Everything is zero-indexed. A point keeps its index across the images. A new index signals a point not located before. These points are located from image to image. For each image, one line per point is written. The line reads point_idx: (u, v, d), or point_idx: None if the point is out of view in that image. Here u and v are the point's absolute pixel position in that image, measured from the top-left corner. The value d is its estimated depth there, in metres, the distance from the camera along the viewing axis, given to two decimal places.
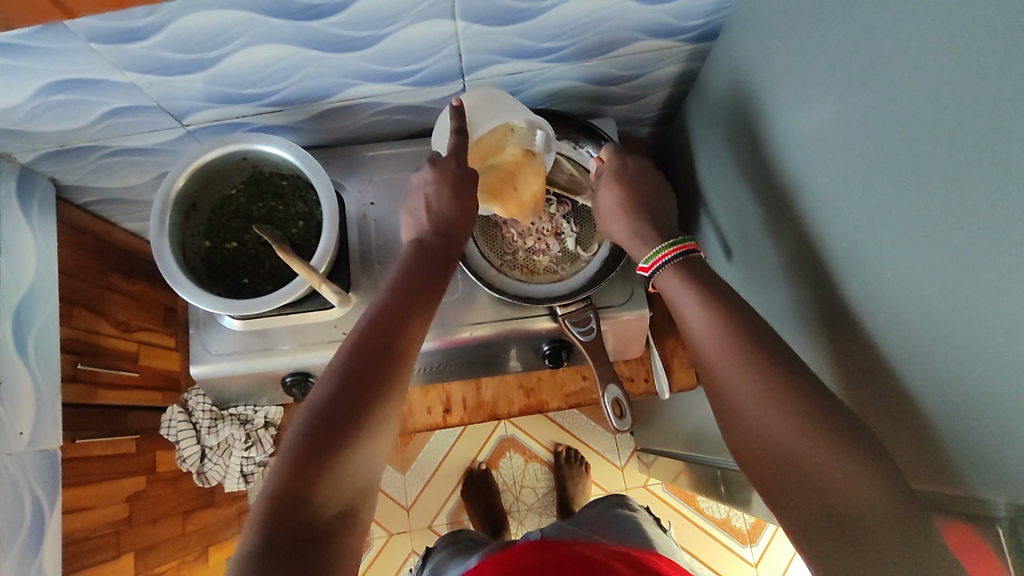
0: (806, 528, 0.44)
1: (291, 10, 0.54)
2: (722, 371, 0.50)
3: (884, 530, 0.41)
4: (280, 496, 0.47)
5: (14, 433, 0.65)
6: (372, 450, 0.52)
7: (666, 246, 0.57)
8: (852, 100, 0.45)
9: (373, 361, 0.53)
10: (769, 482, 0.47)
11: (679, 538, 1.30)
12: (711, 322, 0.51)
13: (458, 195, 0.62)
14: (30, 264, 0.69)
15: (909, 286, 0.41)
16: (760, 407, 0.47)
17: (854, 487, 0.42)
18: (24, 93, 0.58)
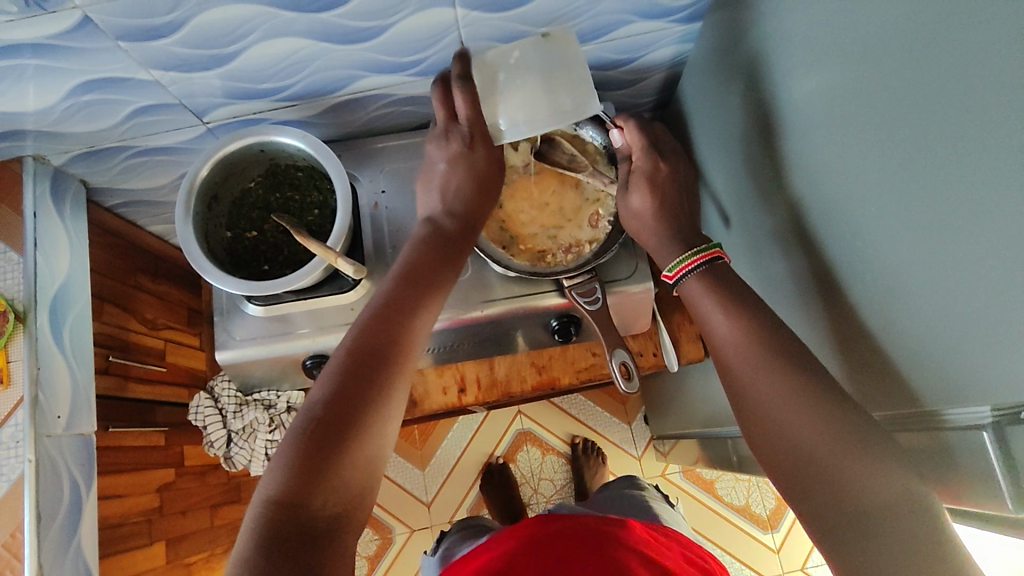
0: (828, 525, 0.44)
1: (301, 3, 0.57)
2: (746, 376, 0.51)
3: (901, 516, 0.41)
4: (284, 494, 0.45)
5: (53, 416, 0.68)
6: (378, 444, 0.51)
7: (689, 256, 0.59)
8: (828, 53, 0.47)
9: (380, 353, 0.53)
10: (791, 481, 0.47)
11: (686, 514, 1.30)
12: (728, 326, 0.53)
13: (480, 185, 0.67)
14: (65, 259, 0.73)
15: (887, 220, 0.43)
16: (783, 405, 0.48)
17: (873, 478, 0.43)
18: (57, 93, 0.62)
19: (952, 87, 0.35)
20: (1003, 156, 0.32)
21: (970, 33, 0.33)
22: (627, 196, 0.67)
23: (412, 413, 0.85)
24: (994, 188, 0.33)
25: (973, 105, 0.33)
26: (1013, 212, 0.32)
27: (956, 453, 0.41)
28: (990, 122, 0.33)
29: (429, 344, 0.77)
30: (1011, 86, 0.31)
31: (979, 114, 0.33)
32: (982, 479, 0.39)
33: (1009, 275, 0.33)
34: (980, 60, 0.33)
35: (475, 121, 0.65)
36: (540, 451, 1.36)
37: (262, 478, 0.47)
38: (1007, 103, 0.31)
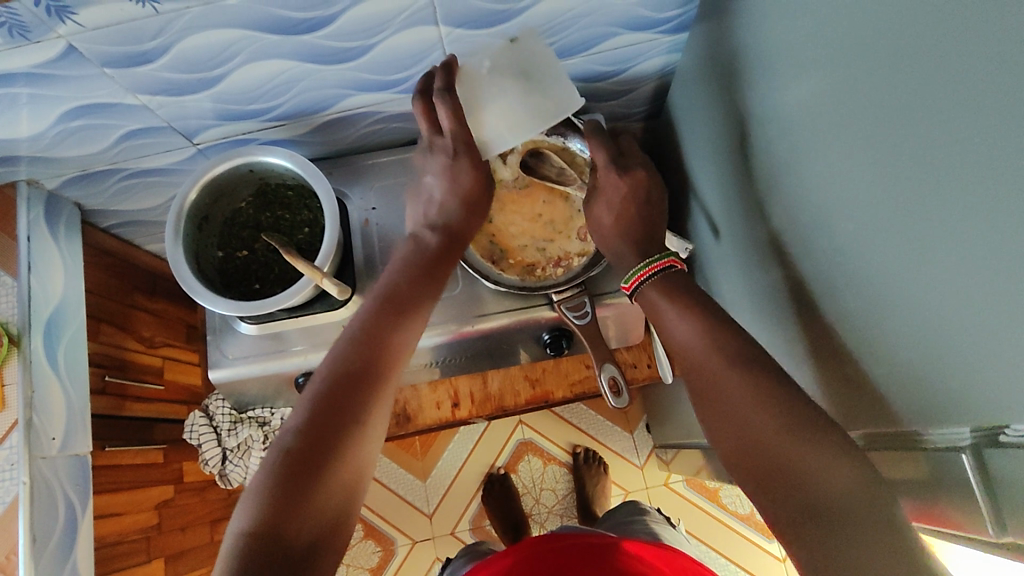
0: (791, 521, 0.43)
1: (283, 26, 0.58)
2: (708, 375, 0.50)
3: (855, 512, 0.41)
4: (259, 522, 0.45)
5: (48, 438, 0.69)
6: (360, 465, 0.51)
7: (642, 266, 0.58)
8: (807, 67, 0.46)
9: (358, 376, 0.53)
10: (753, 480, 0.46)
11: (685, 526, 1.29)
12: (687, 329, 0.52)
13: (469, 205, 0.67)
14: (59, 281, 0.73)
15: (866, 235, 0.42)
16: (745, 402, 0.47)
17: (835, 473, 0.42)
18: (47, 119, 0.63)
19: (923, 102, 0.34)
20: (972, 174, 0.32)
21: (937, 49, 0.33)
22: (591, 209, 0.66)
23: (406, 428, 0.85)
24: (963, 205, 0.33)
25: (940, 123, 0.33)
26: (983, 231, 0.32)
27: (940, 474, 0.40)
28: (956, 139, 0.32)
29: (434, 357, 0.78)
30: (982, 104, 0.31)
31: (948, 131, 0.33)
32: (964, 500, 0.39)
33: (981, 295, 0.33)
34: (946, 77, 0.32)
35: (459, 133, 0.65)
36: (541, 461, 1.35)
37: (239, 506, 0.47)
38: (974, 121, 0.31)
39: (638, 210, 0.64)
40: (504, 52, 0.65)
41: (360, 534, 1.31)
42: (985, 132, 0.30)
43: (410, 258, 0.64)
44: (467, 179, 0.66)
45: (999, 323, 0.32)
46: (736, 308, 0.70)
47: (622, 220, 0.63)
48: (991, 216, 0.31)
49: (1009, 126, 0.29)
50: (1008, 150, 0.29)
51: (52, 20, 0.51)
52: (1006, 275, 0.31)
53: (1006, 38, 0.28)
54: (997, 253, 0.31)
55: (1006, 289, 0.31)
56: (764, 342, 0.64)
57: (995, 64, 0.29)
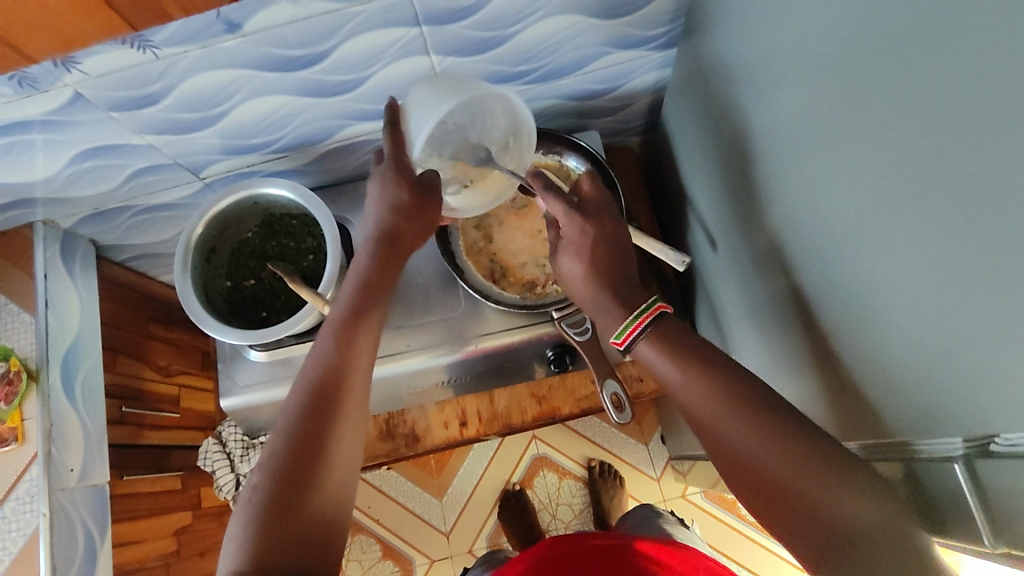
0: (817, 551, 0.42)
1: (280, 63, 0.59)
2: (705, 414, 0.49)
3: (868, 532, 0.41)
4: (245, 561, 0.44)
5: (67, 469, 0.71)
6: (338, 484, 0.51)
7: (632, 320, 0.54)
8: (798, 79, 0.47)
9: (323, 404, 0.53)
10: (769, 514, 0.45)
11: (703, 533, 1.28)
12: (678, 364, 0.51)
13: (411, 211, 0.62)
14: (75, 316, 0.76)
15: (862, 244, 0.42)
16: (746, 437, 0.46)
17: (847, 500, 0.42)
18: (60, 162, 0.66)
19: (913, 111, 0.35)
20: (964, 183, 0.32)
21: (926, 59, 0.33)
22: (561, 259, 0.62)
23: (415, 448, 0.86)
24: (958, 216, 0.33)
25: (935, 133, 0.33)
26: (978, 240, 0.32)
27: (935, 484, 0.40)
28: (945, 147, 0.33)
29: (445, 376, 0.79)
30: (965, 113, 0.31)
31: (937, 139, 0.33)
32: (959, 512, 0.38)
33: (974, 302, 0.33)
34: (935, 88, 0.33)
35: (395, 152, 0.63)
36: (556, 475, 1.35)
37: (223, 551, 0.46)
38: (962, 129, 0.31)
39: (612, 259, 0.59)
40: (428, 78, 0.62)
41: (377, 554, 1.31)
42: (973, 138, 0.31)
43: (353, 276, 0.62)
44: (404, 195, 0.62)
45: (995, 332, 0.32)
46: (737, 319, 0.70)
47: (593, 270, 0.59)
48: (983, 222, 0.31)
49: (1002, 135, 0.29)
50: (997, 157, 0.30)
51: (59, 70, 0.53)
52: (998, 280, 0.31)
53: (993, 48, 0.29)
54: (989, 257, 0.31)
55: (999, 294, 0.31)
56: (766, 352, 0.64)
57: (981, 72, 0.30)
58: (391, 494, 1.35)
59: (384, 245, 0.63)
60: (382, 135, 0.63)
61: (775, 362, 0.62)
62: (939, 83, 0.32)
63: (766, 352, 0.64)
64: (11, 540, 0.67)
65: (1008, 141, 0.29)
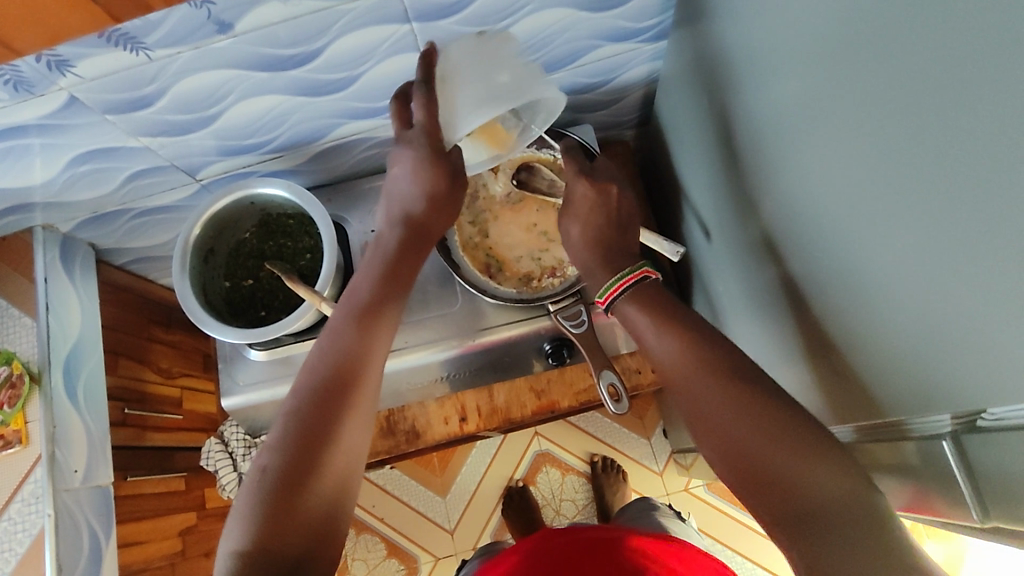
0: (787, 527, 0.41)
1: (273, 62, 0.60)
2: (688, 383, 0.48)
3: (836, 509, 0.40)
4: (251, 537, 0.46)
5: (70, 470, 0.71)
6: (349, 465, 0.51)
7: (617, 279, 0.56)
8: (785, 66, 0.47)
9: (332, 391, 0.53)
10: (750, 490, 0.44)
11: (697, 522, 1.28)
12: (665, 336, 0.51)
13: (436, 203, 0.64)
14: (76, 318, 0.76)
15: (850, 227, 0.43)
16: (732, 408, 0.45)
17: (819, 476, 0.41)
18: (57, 166, 0.66)
19: (895, 91, 0.35)
20: (946, 164, 0.32)
21: (905, 41, 0.34)
22: (564, 222, 0.65)
23: (415, 444, 0.86)
24: (942, 196, 0.33)
25: (917, 114, 0.33)
26: (960, 219, 0.32)
27: (926, 462, 0.41)
28: (925, 125, 0.33)
29: (443, 372, 0.79)
30: (944, 94, 0.31)
31: (918, 119, 0.34)
32: (952, 489, 0.39)
33: (959, 279, 0.33)
34: (916, 69, 0.33)
35: (428, 127, 0.61)
36: (559, 471, 1.35)
37: (228, 530, 0.47)
38: (942, 107, 0.32)
39: (612, 221, 0.62)
40: (468, 48, 0.57)
41: (382, 553, 1.31)
42: (950, 116, 0.31)
43: (375, 265, 0.63)
44: (441, 185, 0.62)
45: (978, 309, 0.32)
46: (733, 308, 0.70)
47: (591, 232, 0.62)
48: (963, 199, 0.31)
49: (981, 112, 0.29)
50: (972, 133, 0.30)
51: (53, 74, 0.54)
52: (980, 257, 0.31)
53: (969, 26, 0.29)
54: (971, 234, 0.32)
55: (981, 270, 0.31)
56: (762, 340, 0.64)
57: (957, 49, 0.30)
58: (395, 492, 1.35)
59: (407, 233, 0.64)
60: (413, 95, 0.60)
61: (771, 351, 0.62)
62: (918, 64, 0.33)
63: (762, 340, 0.64)
64: (16, 541, 0.67)
65: (984, 117, 0.29)
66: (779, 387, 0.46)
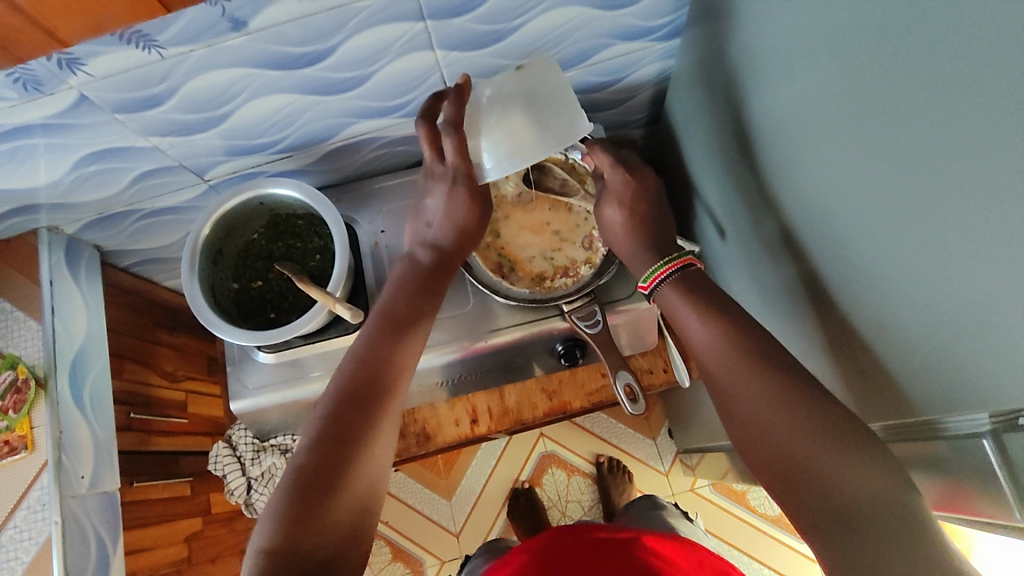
0: (814, 525, 0.42)
1: (284, 61, 0.59)
2: (726, 379, 0.49)
3: (872, 509, 0.40)
4: (278, 537, 0.46)
5: (77, 476, 0.70)
6: (375, 473, 0.51)
7: (665, 263, 0.57)
8: (804, 64, 0.47)
9: (363, 393, 0.54)
10: (781, 488, 0.45)
11: (707, 524, 1.28)
12: (705, 329, 0.51)
13: (462, 228, 0.66)
14: (82, 321, 0.75)
15: (872, 225, 0.42)
16: (770, 404, 0.46)
17: (856, 475, 0.41)
18: (64, 167, 0.65)
19: (920, 85, 0.35)
20: (976, 161, 0.32)
21: (932, 37, 0.33)
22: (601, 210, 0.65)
23: (426, 447, 0.86)
24: (972, 194, 0.32)
25: (946, 111, 0.33)
26: (991, 216, 0.32)
27: (962, 461, 0.40)
28: (953, 120, 0.33)
29: (454, 373, 0.78)
30: (973, 90, 0.31)
31: (946, 116, 0.33)
32: (990, 488, 0.38)
33: (988, 278, 0.33)
34: (946, 65, 0.32)
35: (461, 166, 0.63)
36: (565, 472, 1.35)
37: (257, 529, 0.47)
38: (973, 101, 0.31)
39: (651, 217, 0.62)
40: (508, 82, 0.61)
41: (388, 556, 1.31)
42: (980, 110, 0.31)
43: (407, 277, 0.65)
44: (467, 210, 0.65)
45: (1012, 309, 0.32)
46: (748, 307, 0.70)
47: (634, 223, 0.62)
48: (996, 197, 0.31)
49: (1014, 109, 0.29)
50: (1004, 129, 0.30)
51: (64, 72, 0.53)
52: (1011, 252, 0.31)
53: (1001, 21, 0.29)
54: (1001, 229, 0.31)
55: (1012, 266, 0.31)
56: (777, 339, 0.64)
57: (989, 45, 0.30)
58: (400, 495, 1.34)
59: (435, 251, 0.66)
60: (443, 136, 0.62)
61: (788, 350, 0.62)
62: (946, 61, 0.32)
63: (778, 340, 0.63)
64: (22, 549, 0.67)
65: (1017, 109, 0.29)
66: (804, 388, 0.46)
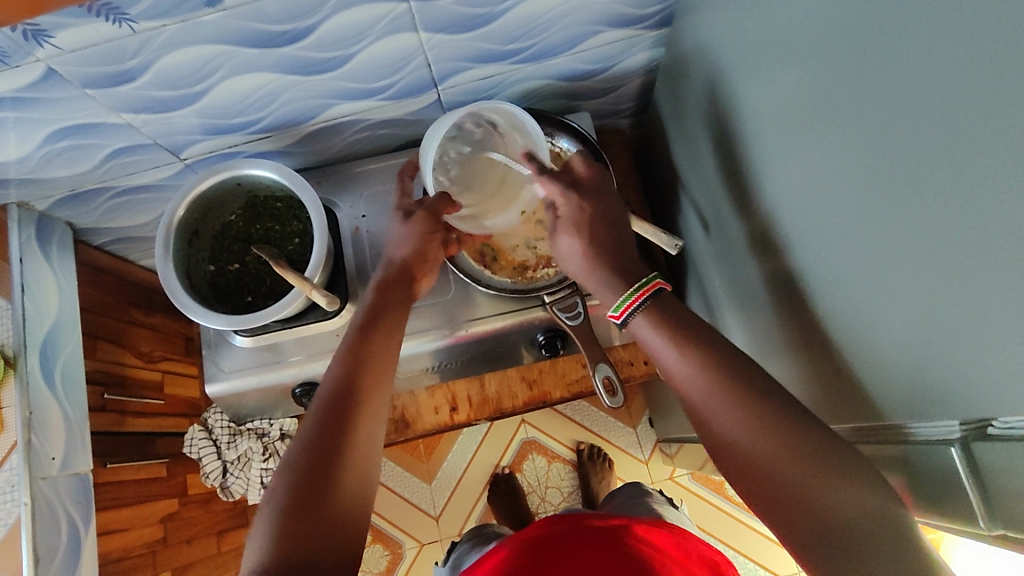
0: (809, 547, 0.42)
1: (263, 39, 0.57)
2: (707, 409, 0.48)
3: (865, 532, 0.40)
4: (273, 533, 0.45)
5: (47, 458, 0.69)
6: (363, 469, 0.51)
7: (632, 292, 0.54)
8: (790, 61, 0.46)
9: (348, 397, 0.53)
10: (762, 504, 0.44)
11: (696, 520, 1.29)
12: (685, 355, 0.50)
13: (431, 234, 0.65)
14: (54, 301, 0.74)
15: (853, 228, 0.42)
16: (755, 432, 0.45)
17: (844, 500, 0.41)
18: (33, 142, 0.63)
19: (906, 88, 0.34)
20: (959, 166, 0.31)
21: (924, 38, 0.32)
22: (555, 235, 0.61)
23: (404, 434, 0.86)
24: (951, 202, 0.32)
25: (932, 117, 0.32)
26: (970, 225, 0.31)
27: (926, 466, 0.40)
28: (940, 125, 0.32)
29: (435, 360, 0.78)
30: (964, 96, 0.30)
31: (931, 124, 0.33)
32: (952, 494, 0.38)
33: (962, 287, 0.33)
34: (937, 69, 0.32)
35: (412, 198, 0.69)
36: (545, 459, 1.35)
37: (253, 529, 0.47)
38: (962, 105, 0.31)
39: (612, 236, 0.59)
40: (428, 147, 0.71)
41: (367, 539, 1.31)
42: (964, 119, 0.30)
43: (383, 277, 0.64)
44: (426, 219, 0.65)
45: (986, 320, 0.32)
46: (728, 302, 0.70)
47: (595, 245, 0.58)
48: (976, 206, 0.31)
49: (1000, 118, 0.28)
50: (990, 139, 0.29)
51: (30, 44, 0.51)
52: (987, 261, 0.31)
53: (993, 26, 0.28)
54: (978, 237, 0.31)
55: (985, 276, 0.31)
56: (754, 335, 0.64)
57: (980, 50, 0.29)
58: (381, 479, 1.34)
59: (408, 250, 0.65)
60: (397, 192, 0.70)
61: (764, 346, 0.62)
62: (936, 66, 0.32)
63: (755, 336, 0.64)
64: None
65: (1001, 115, 0.28)
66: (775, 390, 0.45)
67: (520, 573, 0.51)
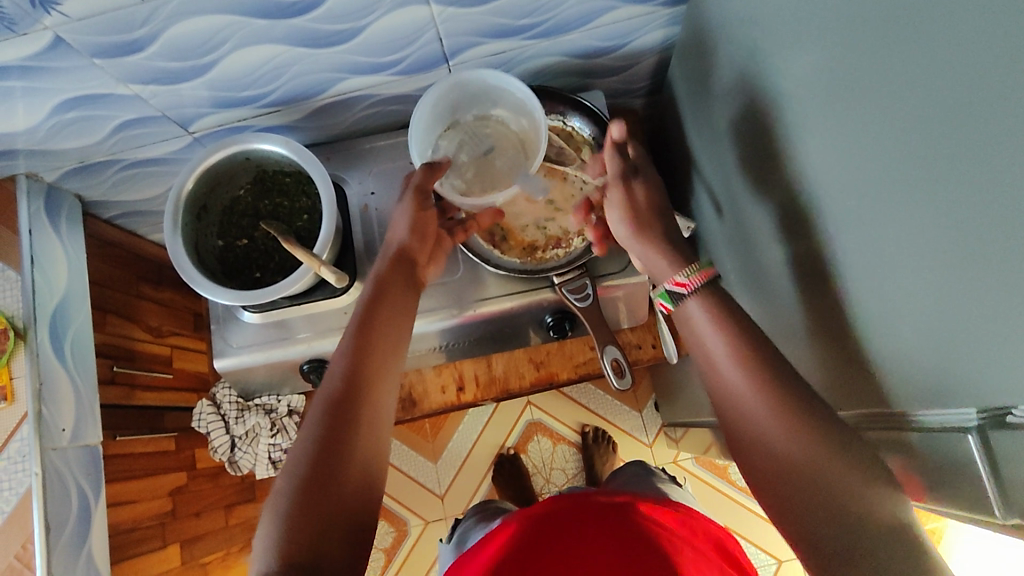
0: (804, 536, 0.43)
1: (270, 10, 0.56)
2: (731, 394, 0.48)
3: (871, 529, 0.40)
4: (286, 514, 0.46)
5: (58, 430, 0.70)
6: (373, 453, 0.52)
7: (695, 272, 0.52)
8: (810, 38, 0.45)
9: (360, 383, 0.53)
10: (768, 491, 0.45)
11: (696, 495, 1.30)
12: (718, 337, 0.49)
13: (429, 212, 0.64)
14: (63, 273, 0.74)
15: (870, 211, 0.41)
16: (776, 421, 0.45)
17: (855, 495, 0.41)
18: (41, 113, 0.63)
19: (930, 66, 0.33)
20: (983, 149, 0.30)
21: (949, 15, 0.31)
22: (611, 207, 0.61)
23: (412, 412, 0.86)
24: (974, 186, 0.31)
25: (956, 97, 0.31)
26: (992, 210, 0.30)
27: (940, 455, 0.40)
28: (965, 105, 0.31)
29: (443, 340, 0.77)
30: (990, 75, 0.29)
31: (956, 103, 0.31)
32: (965, 483, 0.38)
33: (983, 273, 0.32)
34: (963, 47, 0.31)
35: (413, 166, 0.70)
36: (551, 440, 1.36)
37: (265, 508, 0.48)
38: (987, 85, 0.29)
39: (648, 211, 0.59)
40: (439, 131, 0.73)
41: None
42: (989, 98, 0.29)
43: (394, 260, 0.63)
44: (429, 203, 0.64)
45: (1007, 307, 0.31)
46: (739, 286, 0.69)
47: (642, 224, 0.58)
48: (1001, 189, 0.30)
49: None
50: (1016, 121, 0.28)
51: (36, 12, 0.50)
52: (1008, 248, 0.30)
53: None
54: (1001, 222, 0.30)
55: (1007, 262, 0.30)
56: (766, 320, 0.63)
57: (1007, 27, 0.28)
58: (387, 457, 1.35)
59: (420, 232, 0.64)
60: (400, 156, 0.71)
61: (775, 331, 0.61)
62: (962, 43, 0.30)
63: (767, 321, 0.63)
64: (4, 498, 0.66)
65: None
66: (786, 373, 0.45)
67: (531, 549, 0.51)
